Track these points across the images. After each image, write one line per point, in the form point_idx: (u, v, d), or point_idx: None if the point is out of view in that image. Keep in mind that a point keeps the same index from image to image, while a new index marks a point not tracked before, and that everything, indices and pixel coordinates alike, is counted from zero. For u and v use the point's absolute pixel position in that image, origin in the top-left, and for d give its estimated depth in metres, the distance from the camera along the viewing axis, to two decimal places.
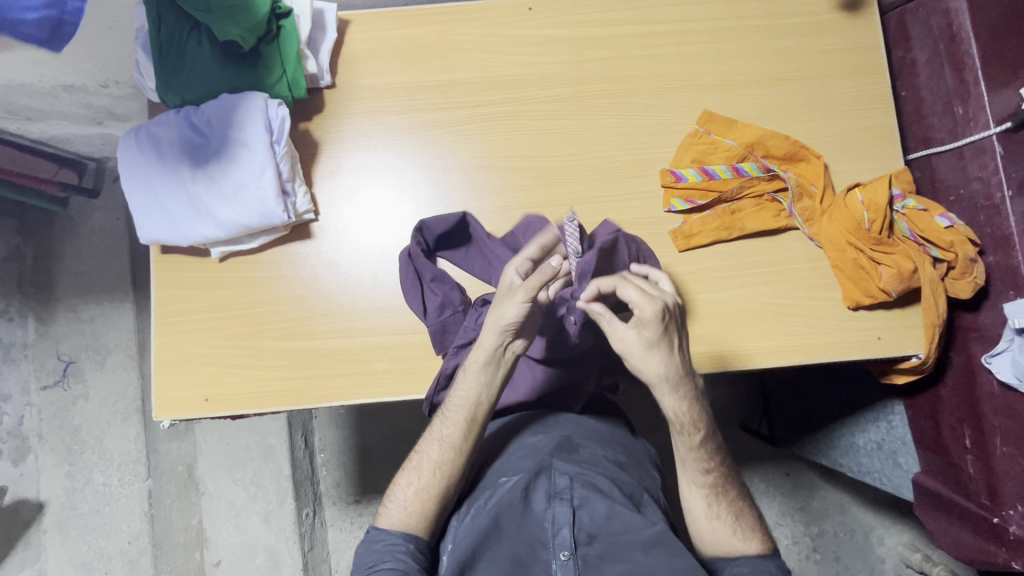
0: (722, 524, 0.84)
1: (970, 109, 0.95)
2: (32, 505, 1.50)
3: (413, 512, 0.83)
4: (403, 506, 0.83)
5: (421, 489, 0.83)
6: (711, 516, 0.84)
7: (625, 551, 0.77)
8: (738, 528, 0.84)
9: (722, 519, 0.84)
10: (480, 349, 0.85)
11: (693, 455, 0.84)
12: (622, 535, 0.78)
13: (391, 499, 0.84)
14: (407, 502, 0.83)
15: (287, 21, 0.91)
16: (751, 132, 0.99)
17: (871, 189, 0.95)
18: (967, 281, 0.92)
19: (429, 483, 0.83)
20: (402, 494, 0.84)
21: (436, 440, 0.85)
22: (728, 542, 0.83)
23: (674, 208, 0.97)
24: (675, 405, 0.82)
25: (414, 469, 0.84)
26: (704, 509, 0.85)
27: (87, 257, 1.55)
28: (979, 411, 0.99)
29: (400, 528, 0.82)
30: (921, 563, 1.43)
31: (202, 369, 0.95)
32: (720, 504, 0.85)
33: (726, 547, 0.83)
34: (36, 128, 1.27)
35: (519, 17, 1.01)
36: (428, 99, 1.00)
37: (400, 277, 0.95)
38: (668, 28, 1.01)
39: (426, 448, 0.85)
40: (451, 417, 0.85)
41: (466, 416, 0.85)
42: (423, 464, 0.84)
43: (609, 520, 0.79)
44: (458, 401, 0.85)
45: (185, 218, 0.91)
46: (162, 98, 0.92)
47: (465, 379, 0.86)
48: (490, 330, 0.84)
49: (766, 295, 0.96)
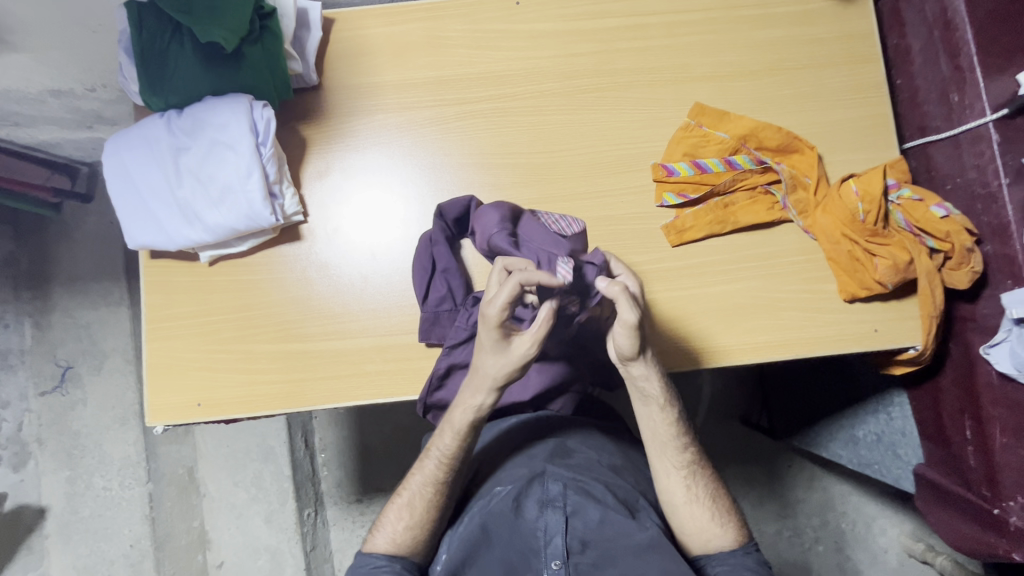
0: (701, 508, 0.85)
1: (965, 96, 0.94)
2: (34, 510, 1.51)
3: (402, 541, 0.84)
4: (391, 537, 0.84)
5: (412, 524, 0.84)
6: (690, 500, 0.85)
7: (618, 555, 0.78)
8: (715, 512, 0.85)
9: (700, 503, 0.85)
10: (480, 407, 0.84)
11: (669, 433, 0.87)
12: (614, 541, 0.79)
13: (380, 529, 0.85)
14: (397, 533, 0.84)
15: (271, 21, 0.90)
16: (744, 124, 0.97)
17: (866, 179, 0.93)
18: (964, 271, 0.91)
19: (420, 519, 0.84)
20: (391, 525, 0.85)
21: (425, 480, 0.85)
22: (708, 529, 0.84)
23: (666, 202, 0.96)
24: (657, 383, 0.85)
25: (404, 506, 0.84)
26: (684, 493, 0.85)
27: (81, 262, 1.54)
28: (978, 403, 0.98)
29: (386, 551, 0.83)
30: (924, 553, 1.44)
31: (194, 374, 0.95)
32: (698, 485, 0.86)
33: (707, 534, 0.84)
34: (25, 133, 1.27)
35: (506, 11, 1.00)
36: (416, 96, 0.99)
37: (415, 257, 0.95)
38: (659, 19, 1.00)
39: (416, 486, 0.85)
40: (444, 462, 0.85)
41: (459, 460, 0.85)
42: (416, 501, 0.84)
43: (602, 527, 0.79)
44: (449, 452, 0.85)
45: (173, 223, 0.90)
46: (146, 101, 0.91)
47: (463, 436, 0.85)
48: (483, 385, 0.83)
49: (760, 288, 0.95)
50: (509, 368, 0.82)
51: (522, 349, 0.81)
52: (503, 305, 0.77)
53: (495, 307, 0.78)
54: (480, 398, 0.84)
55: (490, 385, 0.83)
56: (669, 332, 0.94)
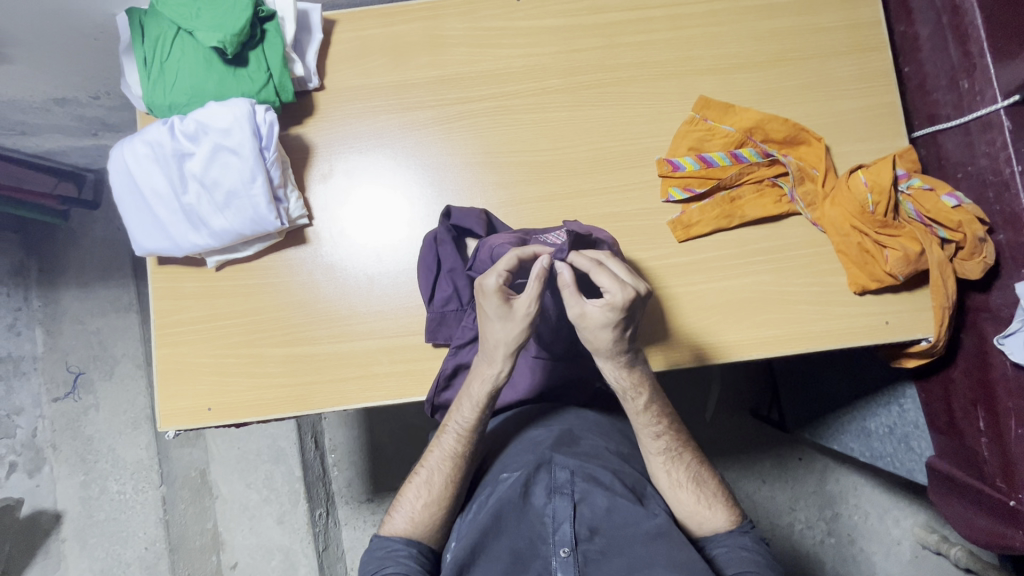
0: (686, 493, 0.84)
1: (976, 83, 0.92)
2: (49, 515, 1.52)
3: (421, 521, 0.84)
4: (411, 517, 0.84)
5: (430, 501, 0.85)
6: (674, 485, 0.85)
7: (627, 544, 0.77)
8: (702, 496, 0.85)
9: (684, 487, 0.85)
10: (496, 376, 0.84)
11: (651, 421, 0.85)
12: (623, 529, 0.78)
13: (398, 509, 0.85)
14: (415, 512, 0.84)
15: (271, 24, 0.90)
16: (749, 116, 0.96)
17: (875, 170, 0.91)
18: (977, 261, 0.89)
19: (439, 496, 0.85)
20: (410, 504, 0.85)
21: (445, 453, 0.86)
22: (698, 513, 0.84)
23: (673, 197, 0.95)
24: (616, 373, 0.82)
25: (424, 483, 0.85)
26: (666, 478, 0.85)
27: (90, 269, 1.56)
28: (992, 393, 0.97)
29: (404, 534, 0.83)
30: (938, 544, 1.43)
31: (204, 378, 0.95)
32: (680, 469, 0.85)
33: (698, 519, 0.84)
34: (32, 142, 1.28)
35: (506, 8, 0.99)
36: (418, 96, 0.99)
37: (420, 260, 0.94)
38: (661, 13, 0.99)
39: (435, 462, 0.86)
40: (462, 434, 0.86)
41: (477, 433, 0.86)
42: (434, 478, 0.85)
43: (611, 513, 0.79)
44: (467, 425, 0.86)
45: (179, 227, 0.90)
46: (151, 108, 0.91)
47: (481, 407, 0.85)
48: (496, 354, 0.83)
49: (769, 283, 0.94)
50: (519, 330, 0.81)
51: (518, 309, 0.79)
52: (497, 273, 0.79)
53: (494, 273, 0.79)
54: (499, 367, 0.84)
55: (503, 352, 0.82)
56: (674, 330, 0.93)
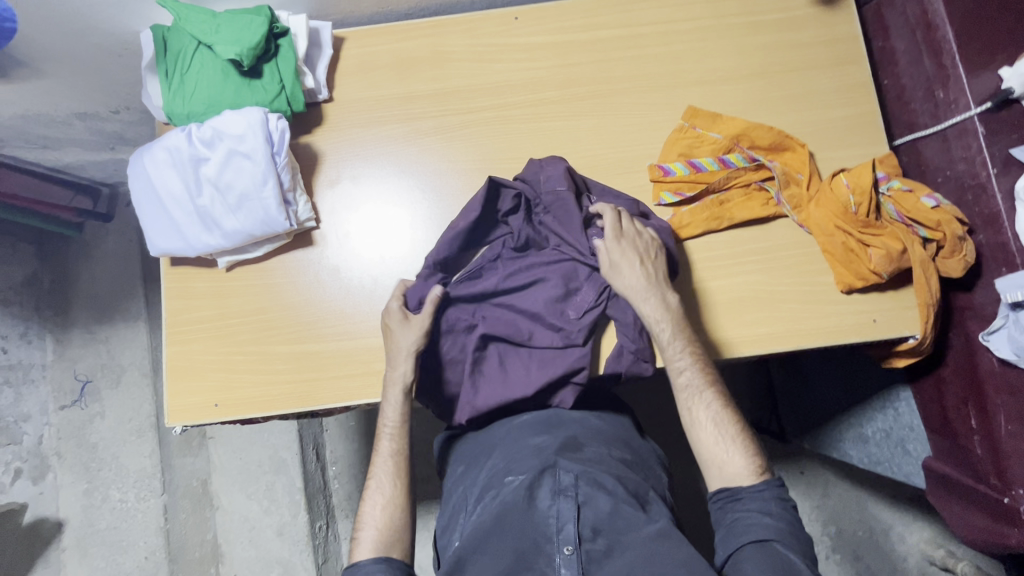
0: (708, 433, 0.86)
1: (950, 92, 0.97)
2: (51, 523, 1.53)
3: (388, 526, 0.86)
4: (376, 527, 0.86)
5: (387, 501, 0.88)
6: (694, 423, 0.87)
7: (629, 545, 0.76)
8: (721, 437, 0.86)
9: (704, 427, 0.87)
10: (403, 370, 0.91)
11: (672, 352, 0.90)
12: (625, 532, 0.77)
13: (363, 524, 0.87)
14: (379, 520, 0.86)
15: (285, 40, 0.96)
16: (736, 124, 1.01)
17: (856, 172, 0.96)
18: (957, 259, 0.93)
19: (394, 495, 0.88)
20: (373, 515, 0.87)
21: (386, 454, 0.91)
22: (717, 454, 0.85)
23: (664, 201, 0.99)
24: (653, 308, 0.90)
25: (377, 489, 0.89)
26: (688, 416, 0.88)
27: (102, 280, 1.60)
28: (981, 391, 0.98)
29: (372, 552, 0.83)
30: (945, 559, 1.43)
31: (212, 375, 0.98)
32: (701, 410, 0.87)
33: (719, 462, 0.85)
34: (52, 155, 1.33)
35: (505, 26, 1.05)
36: (421, 108, 1.04)
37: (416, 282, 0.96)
38: (650, 30, 1.05)
39: (380, 469, 0.90)
40: (392, 431, 0.91)
41: (404, 428, 0.91)
42: (384, 481, 0.89)
43: (613, 517, 0.78)
44: (393, 417, 0.90)
45: (193, 228, 0.95)
46: (170, 117, 0.97)
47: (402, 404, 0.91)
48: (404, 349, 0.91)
49: (759, 282, 0.97)
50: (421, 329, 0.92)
51: (394, 305, 0.93)
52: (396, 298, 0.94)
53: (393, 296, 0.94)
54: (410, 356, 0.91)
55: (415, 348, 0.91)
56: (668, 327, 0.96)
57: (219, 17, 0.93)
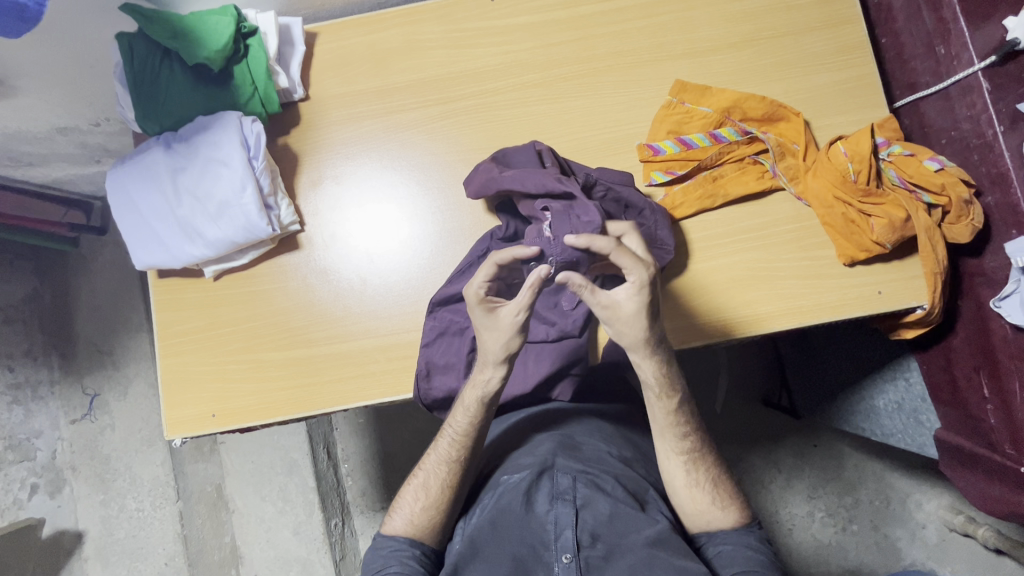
0: (702, 493, 0.83)
1: (952, 47, 0.92)
2: (72, 534, 1.56)
3: (420, 524, 0.84)
4: (410, 519, 0.84)
5: (427, 505, 0.84)
6: (692, 485, 0.83)
7: (628, 548, 0.75)
8: (717, 497, 0.83)
9: (703, 487, 0.83)
10: (492, 382, 0.85)
11: (670, 422, 0.83)
12: (625, 536, 0.76)
13: (397, 511, 0.85)
14: (414, 515, 0.84)
15: (254, 40, 0.93)
16: (726, 96, 0.97)
17: (853, 140, 0.92)
18: (964, 224, 0.89)
19: (438, 500, 0.84)
20: (409, 507, 0.85)
21: (441, 457, 0.86)
22: (709, 512, 0.82)
23: (655, 181, 0.96)
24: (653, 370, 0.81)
25: (421, 486, 0.85)
26: (686, 479, 0.83)
27: (100, 294, 1.60)
28: (994, 358, 0.95)
29: (406, 535, 0.83)
30: (964, 525, 1.40)
31: (208, 386, 0.98)
32: (700, 470, 0.83)
33: (706, 517, 0.82)
34: (39, 172, 1.32)
35: (481, 9, 1.02)
36: (401, 100, 1.02)
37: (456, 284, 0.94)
38: (632, 2, 1.00)
39: (432, 465, 0.86)
40: (458, 439, 0.86)
41: (470, 439, 0.86)
42: (430, 482, 0.85)
43: (612, 520, 0.77)
44: (464, 428, 0.86)
45: (175, 240, 0.94)
46: (142, 126, 0.95)
47: (476, 412, 0.85)
48: (490, 371, 0.84)
49: (758, 259, 0.94)
50: (511, 338, 0.81)
51: (513, 317, 0.80)
52: (482, 280, 0.80)
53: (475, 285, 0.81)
54: (501, 370, 0.84)
55: (503, 357, 0.83)
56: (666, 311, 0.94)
57: (185, 22, 0.91)
